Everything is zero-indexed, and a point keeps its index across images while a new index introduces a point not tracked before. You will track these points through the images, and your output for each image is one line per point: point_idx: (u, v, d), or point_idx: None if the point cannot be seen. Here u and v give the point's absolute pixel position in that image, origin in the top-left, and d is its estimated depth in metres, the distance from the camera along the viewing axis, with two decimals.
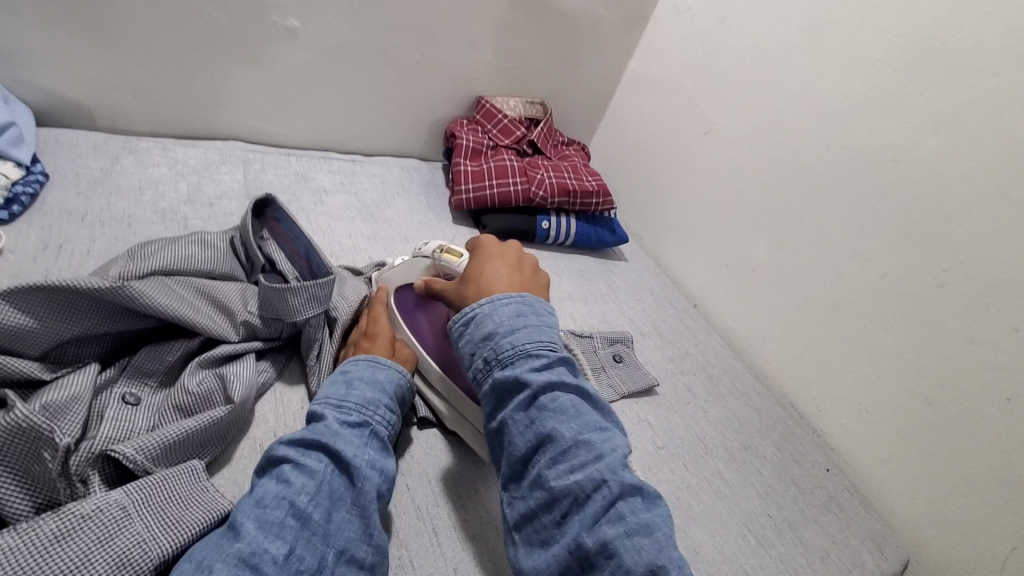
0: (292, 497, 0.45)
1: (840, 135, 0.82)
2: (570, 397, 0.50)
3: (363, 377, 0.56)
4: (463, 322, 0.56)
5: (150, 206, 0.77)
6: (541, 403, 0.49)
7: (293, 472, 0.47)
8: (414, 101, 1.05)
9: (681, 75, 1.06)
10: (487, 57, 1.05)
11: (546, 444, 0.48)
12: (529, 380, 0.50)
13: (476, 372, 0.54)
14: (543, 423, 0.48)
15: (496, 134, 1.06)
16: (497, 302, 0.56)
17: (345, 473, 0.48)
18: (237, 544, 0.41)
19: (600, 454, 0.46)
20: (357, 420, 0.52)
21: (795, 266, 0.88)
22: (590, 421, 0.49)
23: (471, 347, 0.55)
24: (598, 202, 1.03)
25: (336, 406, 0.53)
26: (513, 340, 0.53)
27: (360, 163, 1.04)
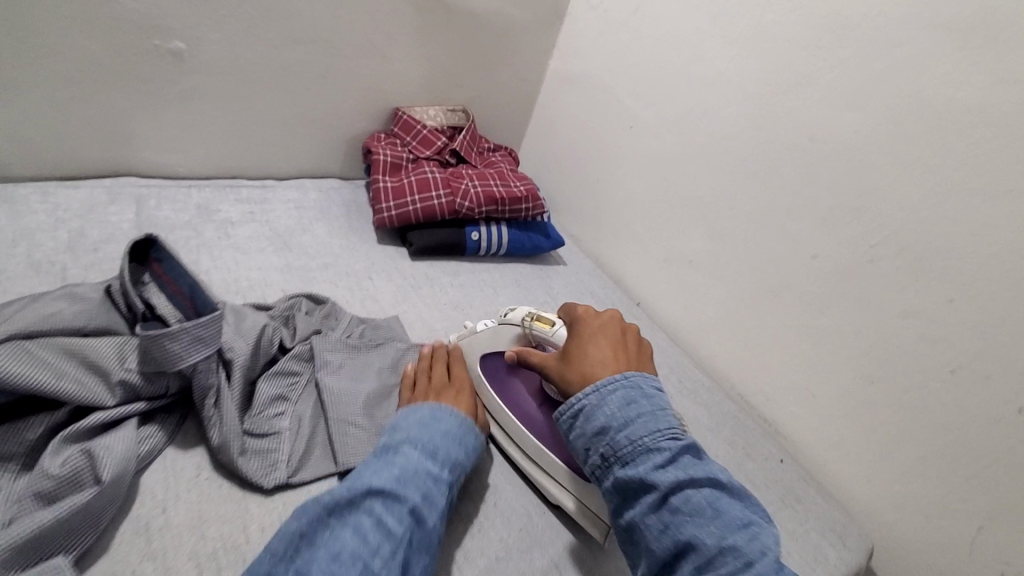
0: (366, 560, 0.43)
1: (759, 119, 0.81)
2: (703, 493, 0.47)
3: (453, 432, 0.56)
4: (572, 415, 0.54)
5: (21, 259, 0.69)
6: (674, 505, 0.46)
7: (371, 529, 0.45)
8: (325, 119, 0.99)
9: (601, 71, 1.04)
10: (399, 67, 1.00)
11: (688, 551, 0.45)
12: (657, 481, 0.47)
13: (594, 467, 0.51)
14: (681, 529, 0.46)
15: (417, 145, 1.01)
16: (604, 394, 0.53)
17: (420, 536, 0.47)
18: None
19: (750, 562, 0.43)
20: (442, 476, 0.52)
21: (730, 256, 0.86)
22: (733, 520, 0.46)
23: (586, 442, 0.52)
24: (528, 207, 0.98)
25: (431, 461, 0.52)
26: (631, 433, 0.50)
27: (272, 189, 0.97)
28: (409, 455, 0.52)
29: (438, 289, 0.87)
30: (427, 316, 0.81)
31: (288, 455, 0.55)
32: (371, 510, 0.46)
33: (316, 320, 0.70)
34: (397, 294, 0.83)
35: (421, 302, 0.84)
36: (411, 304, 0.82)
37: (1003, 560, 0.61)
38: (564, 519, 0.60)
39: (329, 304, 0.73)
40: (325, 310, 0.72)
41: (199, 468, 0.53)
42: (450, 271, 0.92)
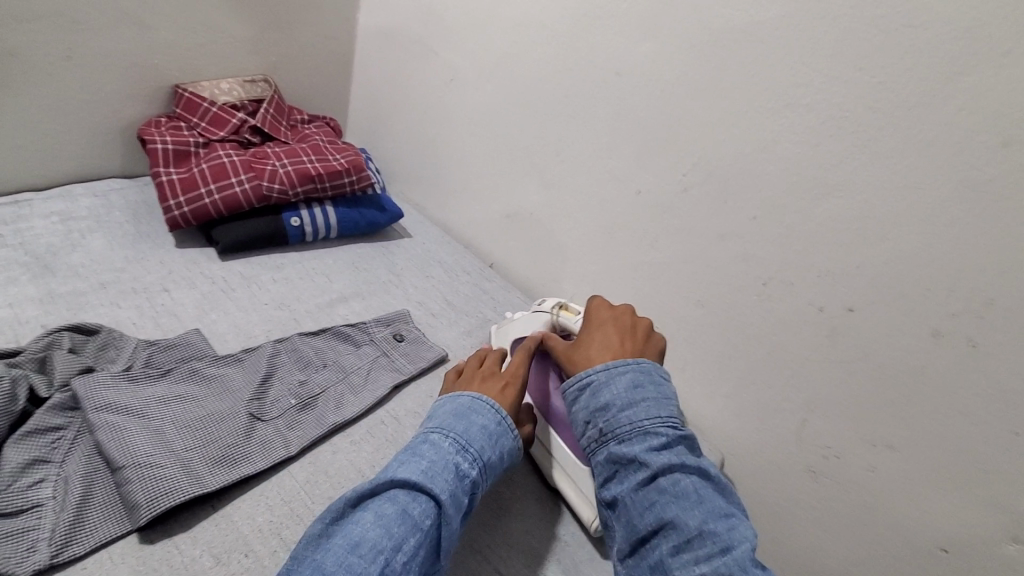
0: (388, 554, 0.40)
1: (566, 57, 0.78)
2: (691, 479, 0.48)
3: (492, 424, 0.53)
4: (577, 388, 0.55)
5: None
6: (662, 487, 0.47)
7: (395, 519, 0.42)
8: (83, 108, 0.82)
9: (411, 22, 0.95)
10: (165, 35, 0.84)
11: (669, 529, 0.46)
12: (649, 461, 0.48)
13: (589, 441, 0.53)
14: (664, 508, 0.47)
15: (207, 127, 0.86)
16: (613, 371, 0.54)
17: (437, 537, 0.44)
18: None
19: (726, 547, 0.44)
20: (473, 474, 0.48)
21: (565, 203, 0.85)
22: (714, 508, 0.46)
23: (586, 413, 0.54)
24: (351, 181, 0.88)
25: (483, 452, 0.50)
26: (631, 413, 0.51)
27: (27, 202, 0.79)
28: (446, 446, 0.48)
29: (258, 288, 0.77)
30: (244, 323, 0.71)
31: (52, 531, 0.45)
32: (394, 501, 0.43)
33: (81, 360, 0.57)
34: (205, 303, 0.72)
35: (237, 307, 0.73)
36: (223, 311, 0.72)
37: (825, 445, 0.68)
38: None
39: (104, 333, 0.60)
40: (101, 341, 0.59)
41: None
42: (273, 265, 0.82)
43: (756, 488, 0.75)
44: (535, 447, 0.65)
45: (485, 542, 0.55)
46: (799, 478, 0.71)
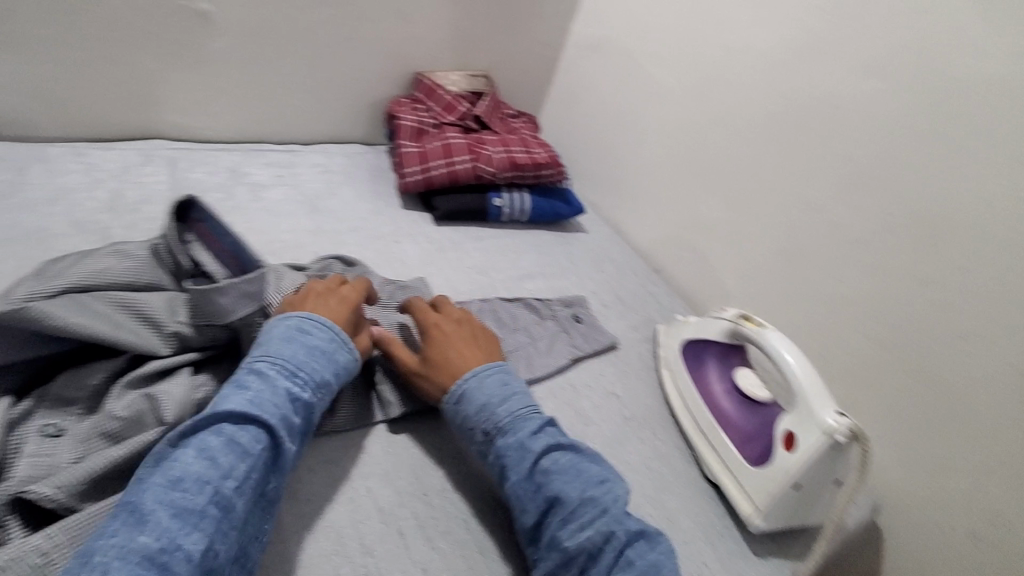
0: (216, 483, 0.40)
1: (782, 86, 0.81)
2: (567, 457, 0.54)
3: (324, 348, 0.53)
4: (455, 402, 0.57)
5: (66, 219, 0.70)
6: (545, 467, 0.52)
7: (219, 450, 0.42)
8: (350, 84, 1.00)
9: (624, 36, 1.03)
10: (421, 30, 1.00)
11: (556, 505, 0.50)
12: (531, 444, 0.53)
13: (478, 445, 0.55)
14: (551, 486, 0.51)
15: (440, 111, 1.01)
16: (481, 376, 0.58)
17: (268, 463, 0.45)
18: (142, 537, 0.36)
19: (603, 509, 0.50)
20: (307, 397, 0.49)
21: (750, 224, 0.88)
22: (591, 476, 0.53)
23: (461, 424, 0.56)
24: (550, 173, 0.99)
25: (307, 378, 0.50)
26: (509, 407, 0.56)
27: (298, 153, 0.98)
28: (272, 373, 0.48)
29: (463, 254, 0.89)
30: (452, 279, 0.83)
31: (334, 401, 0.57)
32: (220, 431, 0.43)
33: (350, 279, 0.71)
34: (424, 258, 0.85)
35: (447, 266, 0.86)
36: (437, 267, 0.85)
37: (1005, 518, 0.64)
38: None
39: (360, 267, 0.74)
40: (357, 271, 0.73)
41: None
42: (474, 237, 0.94)
43: (910, 545, 0.73)
44: (695, 438, 0.70)
45: (647, 510, 0.61)
46: (964, 545, 0.68)
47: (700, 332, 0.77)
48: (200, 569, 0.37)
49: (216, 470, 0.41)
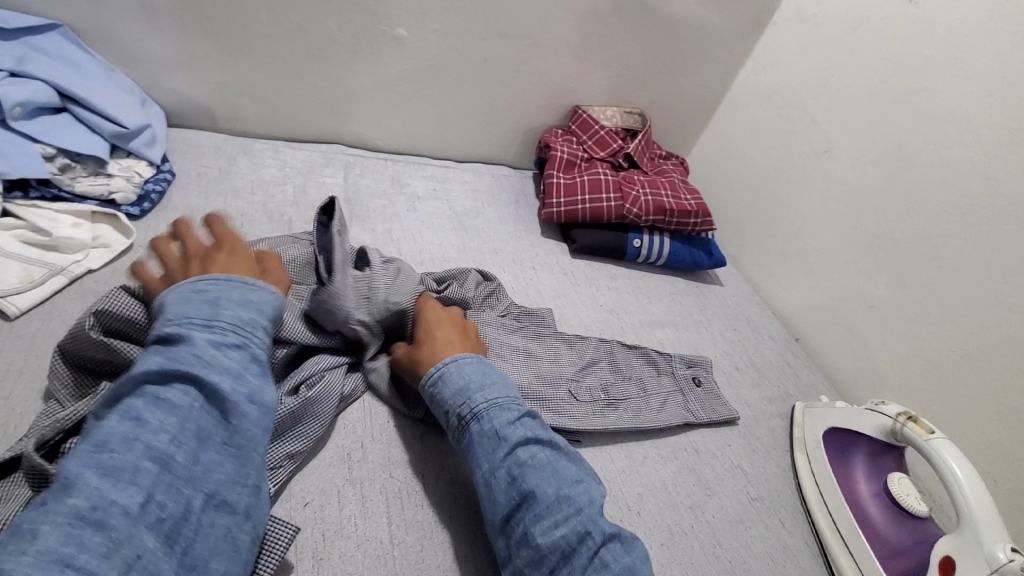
0: (145, 438, 0.37)
1: (991, 165, 0.72)
2: (544, 451, 0.50)
3: (227, 296, 0.47)
4: (430, 385, 0.54)
5: (260, 207, 0.80)
6: (520, 459, 0.48)
7: (146, 409, 0.38)
8: (510, 110, 1.04)
9: (800, 89, 0.97)
10: (587, 66, 1.02)
11: (528, 500, 0.46)
12: (506, 435, 0.49)
13: (450, 429, 0.52)
14: (524, 479, 0.47)
15: (592, 145, 1.03)
16: (461, 363, 0.54)
17: (210, 415, 0.40)
18: (71, 499, 0.33)
19: (578, 508, 0.46)
20: (229, 334, 0.45)
21: (923, 310, 0.78)
22: (567, 475, 0.48)
23: (442, 408, 0.53)
24: (695, 223, 0.96)
25: (226, 319, 0.45)
26: (486, 396, 0.52)
27: (453, 170, 1.04)
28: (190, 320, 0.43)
29: (595, 290, 0.89)
30: (583, 315, 0.83)
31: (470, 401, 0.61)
32: (145, 389, 0.39)
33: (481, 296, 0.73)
34: (558, 289, 0.86)
35: (579, 300, 0.86)
36: (570, 300, 0.85)
37: None
38: (704, 544, 0.60)
39: (494, 283, 0.75)
40: (490, 287, 0.74)
41: (389, 417, 0.60)
42: (608, 274, 0.93)
43: None
44: (829, 535, 0.63)
45: None
46: None
47: (850, 421, 0.70)
48: (145, 521, 0.34)
49: (143, 425, 0.37)
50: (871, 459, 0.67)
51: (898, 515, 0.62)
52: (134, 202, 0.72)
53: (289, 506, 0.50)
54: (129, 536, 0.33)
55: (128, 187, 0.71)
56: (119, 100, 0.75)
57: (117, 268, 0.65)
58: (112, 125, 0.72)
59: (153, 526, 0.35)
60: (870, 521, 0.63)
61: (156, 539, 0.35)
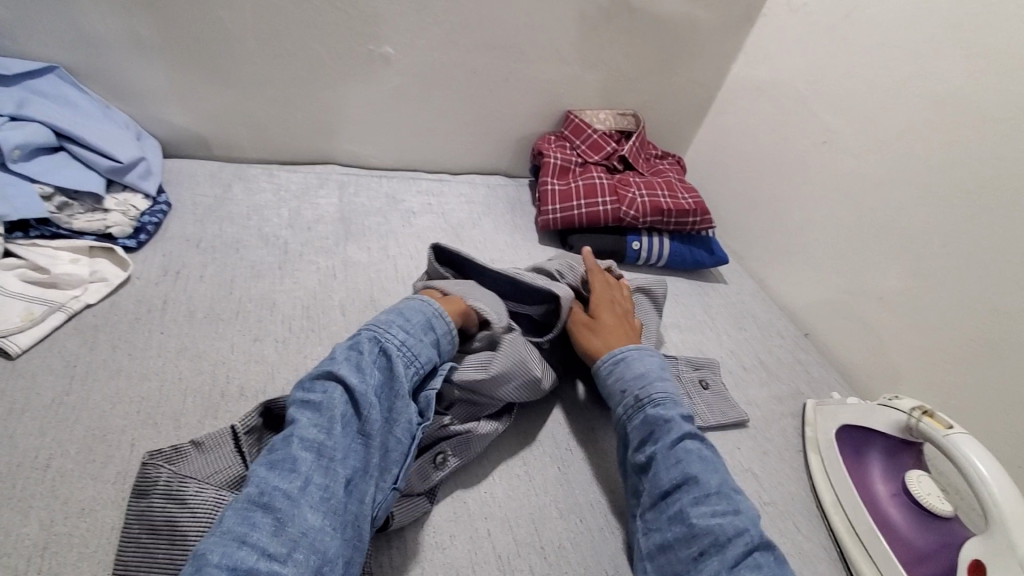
0: (301, 433, 0.45)
1: (997, 146, 0.70)
2: (705, 449, 0.56)
3: (394, 316, 0.56)
4: (611, 363, 0.63)
5: (256, 232, 0.81)
6: (687, 448, 0.55)
7: (302, 411, 0.47)
8: (502, 120, 1.04)
9: (795, 80, 0.95)
10: (577, 70, 1.01)
11: (691, 484, 0.52)
12: (681, 425, 0.56)
13: (626, 407, 0.60)
14: (689, 466, 0.53)
15: (586, 150, 1.02)
16: (642, 355, 0.64)
17: (349, 407, 0.49)
18: (247, 488, 0.42)
19: (737, 508, 0.51)
20: (368, 341, 0.53)
21: (935, 298, 0.76)
22: (728, 480, 0.54)
23: (621, 384, 0.61)
24: (694, 221, 0.95)
25: (369, 334, 0.53)
26: (666, 388, 0.60)
27: (447, 182, 1.04)
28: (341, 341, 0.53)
29: None
30: None
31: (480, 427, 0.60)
32: (296, 398, 0.48)
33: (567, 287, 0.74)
34: None
35: None
36: None
37: None
38: None
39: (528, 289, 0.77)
40: None
41: None
42: None
43: None
44: (847, 539, 0.61)
45: None
46: None
47: (863, 419, 0.68)
48: (303, 502, 0.42)
49: (296, 425, 0.46)
50: (888, 458, 0.65)
51: (923, 518, 0.59)
52: (131, 234, 0.73)
53: None
54: (291, 514, 0.41)
55: (124, 221, 0.72)
56: (113, 135, 0.77)
57: (115, 302, 0.65)
58: (108, 161, 0.74)
59: (315, 506, 0.42)
60: (890, 524, 0.60)
61: (317, 516, 0.42)
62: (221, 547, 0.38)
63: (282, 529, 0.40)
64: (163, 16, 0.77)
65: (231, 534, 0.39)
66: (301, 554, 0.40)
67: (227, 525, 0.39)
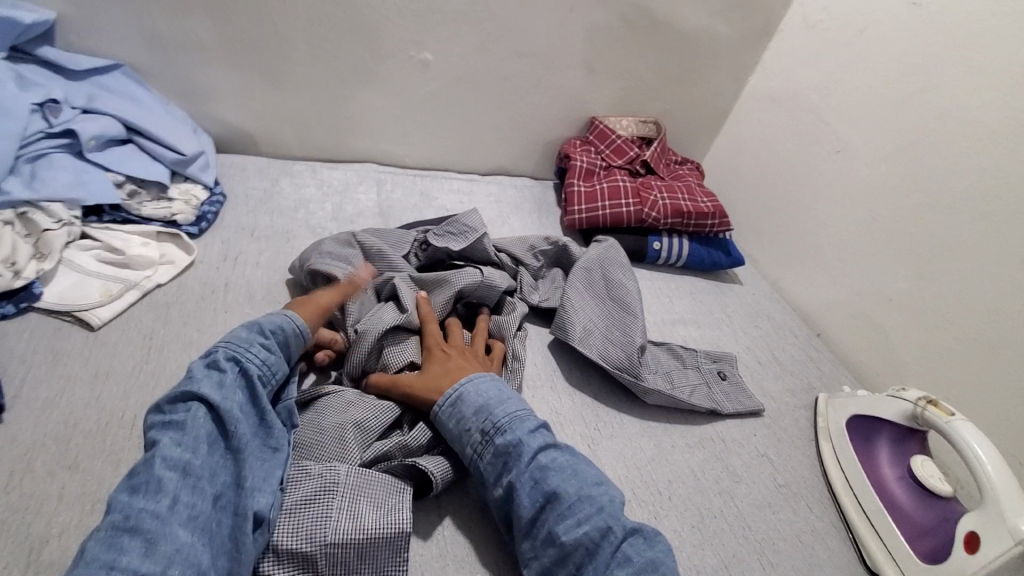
0: (166, 452, 0.45)
1: (1000, 157, 0.75)
2: (567, 457, 0.56)
3: (249, 326, 0.57)
4: (447, 403, 0.58)
5: (304, 223, 0.87)
6: (543, 465, 0.54)
7: (165, 432, 0.47)
8: (531, 124, 1.09)
9: (809, 92, 1.01)
10: (602, 79, 1.07)
11: (555, 503, 0.52)
12: (528, 444, 0.55)
13: (473, 446, 0.56)
14: (548, 483, 0.53)
15: (609, 154, 1.08)
16: (473, 383, 0.59)
17: (214, 422, 0.49)
18: (110, 516, 0.42)
19: (600, 507, 0.51)
20: (227, 358, 0.53)
21: (940, 300, 0.81)
22: (588, 478, 0.54)
23: (458, 423, 0.57)
24: (713, 224, 1.00)
25: (224, 352, 0.53)
26: (504, 409, 0.57)
27: (477, 182, 1.10)
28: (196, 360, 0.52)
29: None
30: None
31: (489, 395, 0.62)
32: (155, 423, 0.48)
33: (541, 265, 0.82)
34: None
35: None
36: None
37: None
38: (735, 527, 0.63)
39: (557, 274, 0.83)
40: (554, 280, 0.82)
41: None
42: None
43: None
44: (854, 518, 0.66)
45: None
46: None
47: (872, 409, 0.72)
48: (176, 519, 0.43)
49: (157, 448, 0.46)
50: (895, 443, 0.70)
51: (926, 497, 0.64)
52: (192, 222, 0.79)
53: None
54: (162, 532, 0.42)
55: (187, 209, 0.78)
56: (177, 130, 0.83)
57: (182, 282, 0.71)
58: (173, 153, 0.80)
59: (185, 522, 0.43)
60: (896, 504, 0.65)
61: (189, 532, 0.43)
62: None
63: (155, 550, 0.41)
64: (223, 21, 0.83)
65: (100, 562, 0.39)
66: (177, 569, 0.41)
67: (93, 556, 0.40)
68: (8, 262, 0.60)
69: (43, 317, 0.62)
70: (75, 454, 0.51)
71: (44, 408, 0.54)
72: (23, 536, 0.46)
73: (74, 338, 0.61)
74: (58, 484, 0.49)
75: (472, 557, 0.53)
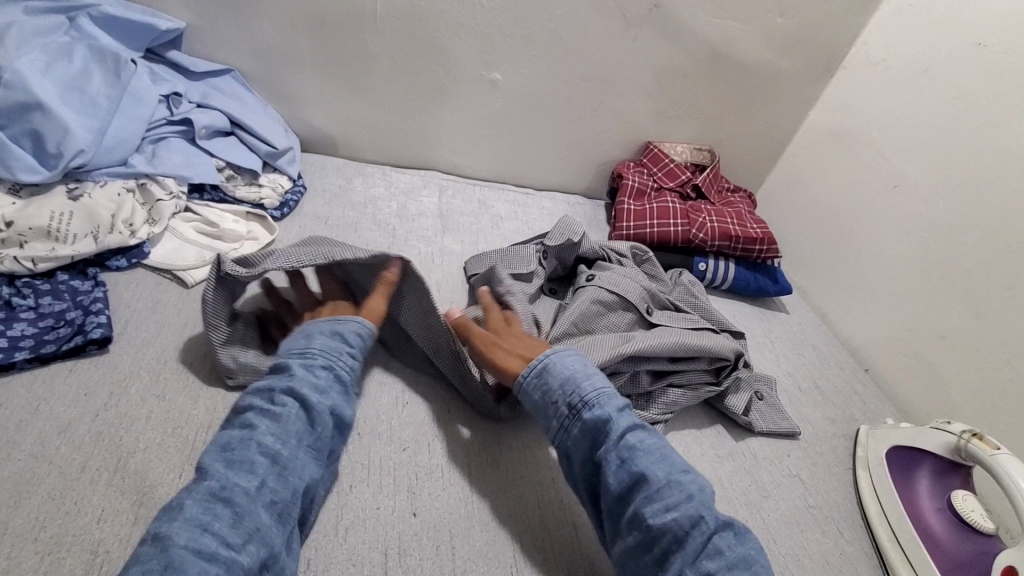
0: (260, 439, 0.48)
1: None
2: (651, 439, 0.55)
3: (323, 331, 0.58)
4: (535, 374, 0.60)
5: (371, 218, 0.95)
6: (630, 445, 0.53)
7: (259, 418, 0.49)
8: (587, 145, 1.15)
9: (870, 128, 1.01)
10: (660, 105, 1.11)
11: (640, 481, 0.51)
12: (615, 423, 0.55)
13: (561, 417, 0.57)
14: (635, 462, 0.52)
15: (662, 177, 1.12)
16: (560, 357, 0.61)
17: (308, 416, 0.51)
18: (206, 482, 0.44)
19: (689, 493, 0.50)
20: (322, 364, 0.55)
21: (996, 340, 0.78)
22: (675, 462, 0.53)
23: (549, 396, 0.58)
24: (761, 250, 1.01)
25: (320, 359, 0.55)
26: (593, 387, 0.57)
27: (532, 196, 1.16)
28: (290, 363, 0.54)
29: None
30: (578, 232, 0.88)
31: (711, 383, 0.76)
32: (253, 407, 0.50)
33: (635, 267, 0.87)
34: None
35: None
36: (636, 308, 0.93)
37: None
38: (759, 538, 0.62)
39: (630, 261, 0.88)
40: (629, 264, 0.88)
41: None
42: None
43: None
44: (887, 547, 0.65)
45: None
46: None
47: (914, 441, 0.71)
48: (262, 502, 0.45)
49: (255, 432, 0.48)
50: (935, 477, 0.68)
51: (966, 531, 0.63)
52: (277, 207, 0.89)
53: (391, 449, 0.60)
54: (248, 510, 0.44)
55: (273, 195, 0.88)
56: (272, 127, 0.94)
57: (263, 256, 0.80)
58: (267, 147, 0.91)
59: (267, 506, 0.45)
60: (936, 538, 0.64)
61: (270, 517, 0.45)
62: (186, 534, 0.40)
63: (242, 523, 0.43)
64: (320, 37, 0.94)
65: (193, 521, 0.41)
66: (254, 546, 0.42)
67: (188, 515, 0.42)
68: (127, 224, 0.72)
69: (147, 272, 0.72)
70: (163, 385, 0.59)
71: (141, 345, 0.63)
72: (116, 446, 0.53)
73: (170, 292, 0.70)
74: (146, 409, 0.57)
75: (498, 523, 0.56)
